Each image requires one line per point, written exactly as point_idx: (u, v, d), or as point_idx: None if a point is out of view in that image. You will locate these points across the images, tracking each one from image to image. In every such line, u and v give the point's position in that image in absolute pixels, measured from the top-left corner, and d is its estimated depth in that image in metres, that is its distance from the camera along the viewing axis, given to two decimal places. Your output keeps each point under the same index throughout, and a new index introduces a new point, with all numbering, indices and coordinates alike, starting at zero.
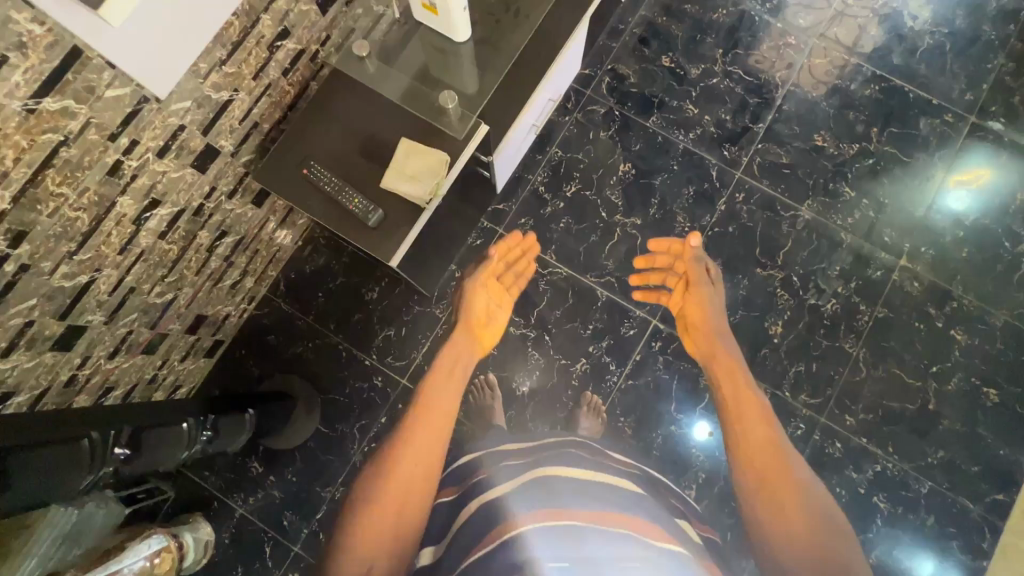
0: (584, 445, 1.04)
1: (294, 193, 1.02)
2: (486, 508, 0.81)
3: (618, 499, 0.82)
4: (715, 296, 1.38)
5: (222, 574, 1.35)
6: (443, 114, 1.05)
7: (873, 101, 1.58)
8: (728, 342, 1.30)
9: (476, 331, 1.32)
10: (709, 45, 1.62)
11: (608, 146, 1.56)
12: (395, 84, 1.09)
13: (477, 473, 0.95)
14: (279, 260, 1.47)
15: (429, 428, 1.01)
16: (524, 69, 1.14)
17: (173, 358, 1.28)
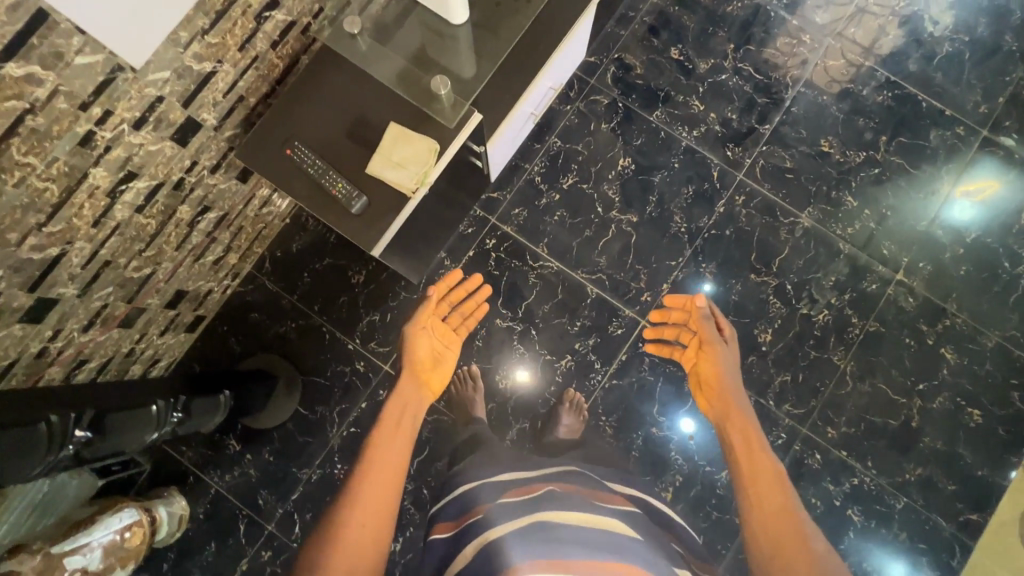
0: (565, 473, 1.00)
1: (276, 174, 0.99)
2: (483, 552, 0.75)
3: (623, 545, 0.77)
4: (728, 355, 1.25)
5: (195, 549, 1.36)
6: (436, 100, 1.00)
7: (885, 108, 1.53)
8: (737, 390, 1.19)
9: (424, 372, 1.20)
10: (720, 39, 1.56)
11: (609, 139, 1.51)
12: (388, 64, 1.04)
13: (469, 511, 0.89)
14: (264, 237, 1.43)
15: (371, 500, 0.87)
16: (525, 55, 1.09)
17: (151, 332, 1.26)
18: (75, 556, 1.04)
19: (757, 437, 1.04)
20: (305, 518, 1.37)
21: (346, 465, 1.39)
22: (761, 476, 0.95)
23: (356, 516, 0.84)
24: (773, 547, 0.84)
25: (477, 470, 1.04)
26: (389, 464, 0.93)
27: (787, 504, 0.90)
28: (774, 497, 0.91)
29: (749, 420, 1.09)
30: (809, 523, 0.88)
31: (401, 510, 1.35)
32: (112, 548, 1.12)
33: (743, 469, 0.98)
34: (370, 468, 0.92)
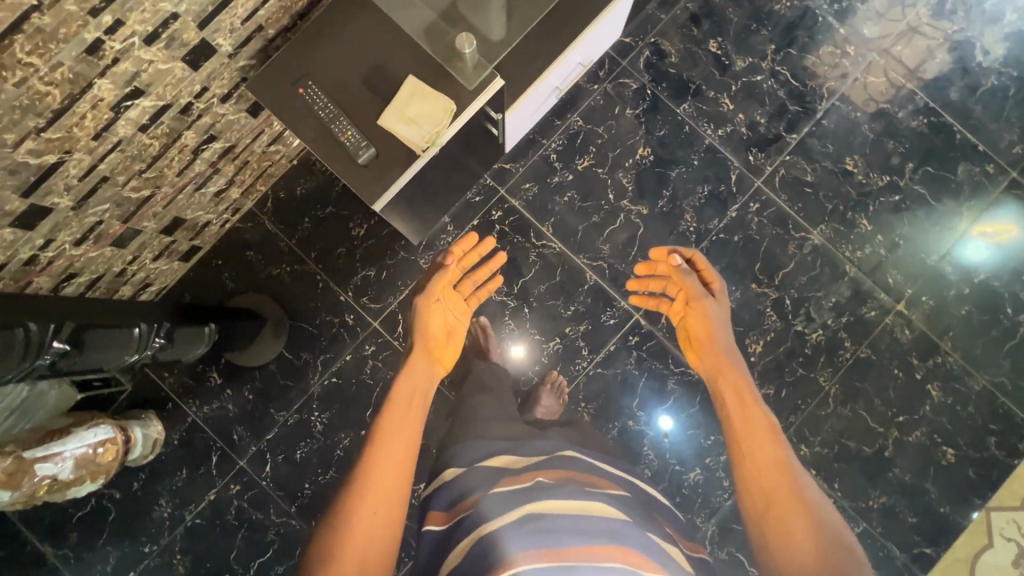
0: (554, 453, 0.96)
1: (286, 112, 0.95)
2: (480, 551, 0.73)
3: (615, 528, 0.75)
4: (720, 308, 1.14)
5: (165, 473, 1.38)
6: (459, 58, 0.96)
7: (918, 135, 1.48)
8: (730, 344, 1.08)
9: (435, 349, 1.12)
10: (762, 37, 1.50)
11: (631, 126, 1.48)
12: (416, 15, 0.99)
13: (462, 502, 0.86)
14: (269, 176, 1.41)
15: (380, 502, 0.77)
16: (556, 24, 1.05)
17: (145, 256, 1.25)
18: (46, 464, 1.08)
19: (751, 391, 0.96)
20: (276, 458, 1.39)
21: (323, 414, 1.40)
22: (753, 430, 0.88)
23: (366, 519, 0.75)
24: (765, 501, 0.80)
25: (462, 446, 0.99)
26: (401, 457, 0.83)
27: (782, 459, 0.83)
28: (764, 452, 0.84)
29: (741, 373, 1.00)
30: (804, 475, 0.82)
31: None
32: (84, 461, 1.13)
33: (736, 423, 0.90)
34: (380, 466, 0.81)
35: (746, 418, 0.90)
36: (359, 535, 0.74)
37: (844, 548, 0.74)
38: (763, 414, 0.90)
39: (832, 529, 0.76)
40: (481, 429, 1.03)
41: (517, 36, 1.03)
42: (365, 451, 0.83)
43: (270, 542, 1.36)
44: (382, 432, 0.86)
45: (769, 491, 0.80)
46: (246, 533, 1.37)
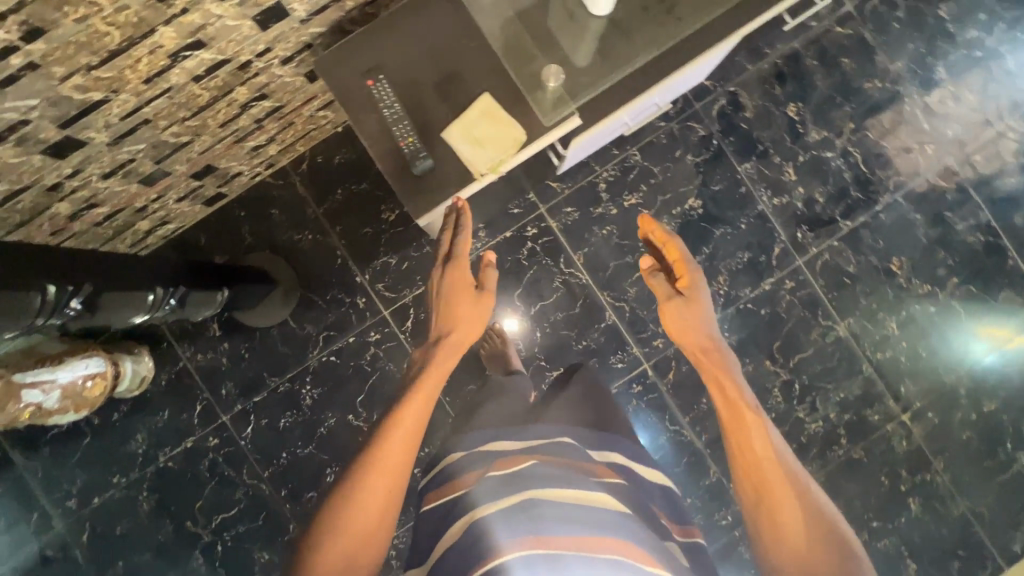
0: (554, 437, 0.87)
1: (352, 105, 0.91)
2: (467, 539, 0.67)
3: (614, 521, 0.70)
4: (696, 292, 0.97)
5: (147, 410, 1.37)
6: (541, 90, 0.91)
7: (970, 251, 1.45)
8: (709, 331, 0.94)
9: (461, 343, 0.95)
10: (843, 113, 1.44)
11: (688, 172, 1.42)
12: (505, 28, 0.93)
13: (451, 483, 0.79)
14: (311, 138, 1.35)
15: (382, 484, 0.72)
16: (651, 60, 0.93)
17: (169, 197, 1.21)
18: (34, 390, 1.08)
19: (735, 381, 0.86)
20: (259, 422, 1.38)
21: (315, 389, 1.39)
22: (740, 423, 0.80)
23: (368, 502, 0.71)
24: (758, 495, 0.74)
25: (467, 434, 0.91)
26: (410, 438, 0.76)
27: (771, 447, 0.77)
28: (756, 441, 0.78)
29: (725, 360, 0.90)
30: (794, 466, 0.76)
31: (352, 449, 1.38)
32: (70, 392, 1.13)
33: (723, 415, 0.83)
34: (388, 444, 0.75)
35: (734, 406, 0.82)
36: (359, 517, 0.70)
37: (838, 539, 0.69)
38: (748, 406, 0.82)
39: (827, 519, 0.71)
40: (483, 420, 0.96)
41: (605, 71, 0.93)
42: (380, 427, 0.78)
43: (237, 501, 1.37)
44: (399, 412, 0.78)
45: (767, 486, 0.74)
46: (215, 486, 1.37)
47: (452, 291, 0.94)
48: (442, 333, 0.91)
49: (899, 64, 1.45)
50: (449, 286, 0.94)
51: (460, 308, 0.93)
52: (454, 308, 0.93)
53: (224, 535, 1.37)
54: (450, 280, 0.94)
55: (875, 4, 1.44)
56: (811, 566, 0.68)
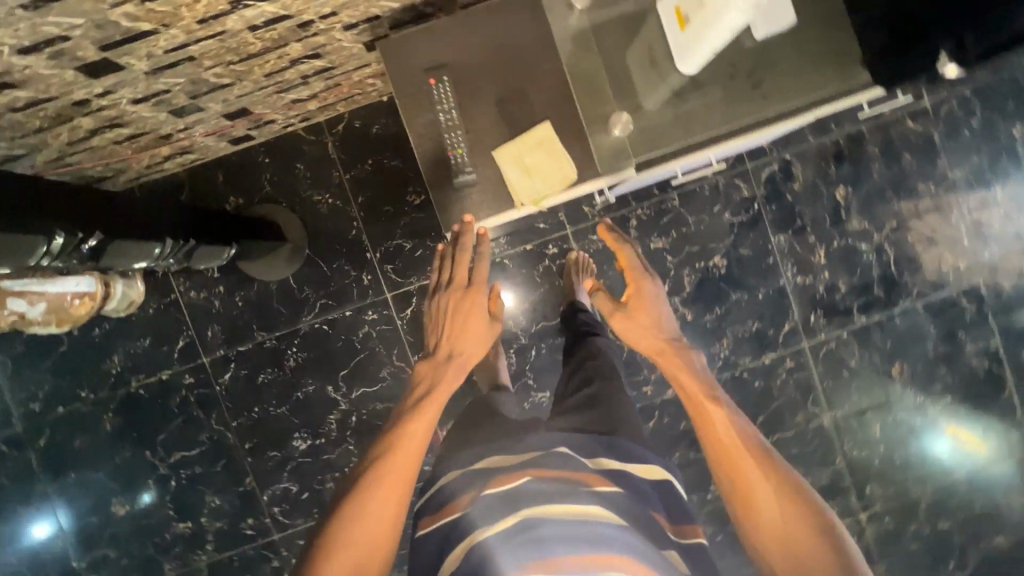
0: (549, 447, 0.79)
1: (407, 100, 0.86)
2: (470, 569, 0.62)
3: (622, 541, 0.63)
4: (641, 300, 1.10)
5: (128, 333, 1.35)
6: (605, 136, 0.88)
7: (971, 374, 1.45)
8: (661, 334, 1.04)
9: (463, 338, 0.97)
10: (890, 209, 1.41)
11: (721, 230, 1.39)
12: (581, 57, 0.89)
13: (448, 505, 0.74)
14: (353, 102, 1.30)
15: (388, 497, 0.73)
16: (722, 119, 0.88)
17: (195, 130, 1.15)
18: (19, 300, 1.05)
19: (694, 377, 0.92)
20: (239, 372, 1.37)
21: (301, 352, 1.37)
22: (701, 414, 0.84)
23: (372, 519, 0.71)
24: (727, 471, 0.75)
25: (461, 455, 0.86)
26: (416, 451, 0.79)
27: (734, 429, 0.79)
28: (721, 425, 0.80)
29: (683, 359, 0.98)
30: (759, 445, 0.77)
31: (325, 419, 1.38)
32: (56, 306, 1.11)
33: (688, 409, 0.87)
34: (392, 458, 0.77)
35: (696, 398, 0.87)
36: (364, 533, 0.70)
37: (811, 507, 0.69)
38: (708, 398, 0.86)
39: (795, 490, 0.70)
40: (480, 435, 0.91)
41: (670, 122, 0.89)
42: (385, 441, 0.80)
43: (200, 443, 1.38)
44: (402, 430, 0.81)
45: (732, 462, 0.75)
46: (181, 423, 1.37)
47: (463, 312, 0.98)
48: (449, 352, 0.94)
49: (958, 173, 1.42)
50: (460, 307, 0.98)
51: (468, 330, 0.97)
52: (463, 325, 0.97)
53: (180, 472, 1.38)
54: (464, 300, 0.98)
55: (954, 107, 1.40)
56: (784, 541, 0.67)
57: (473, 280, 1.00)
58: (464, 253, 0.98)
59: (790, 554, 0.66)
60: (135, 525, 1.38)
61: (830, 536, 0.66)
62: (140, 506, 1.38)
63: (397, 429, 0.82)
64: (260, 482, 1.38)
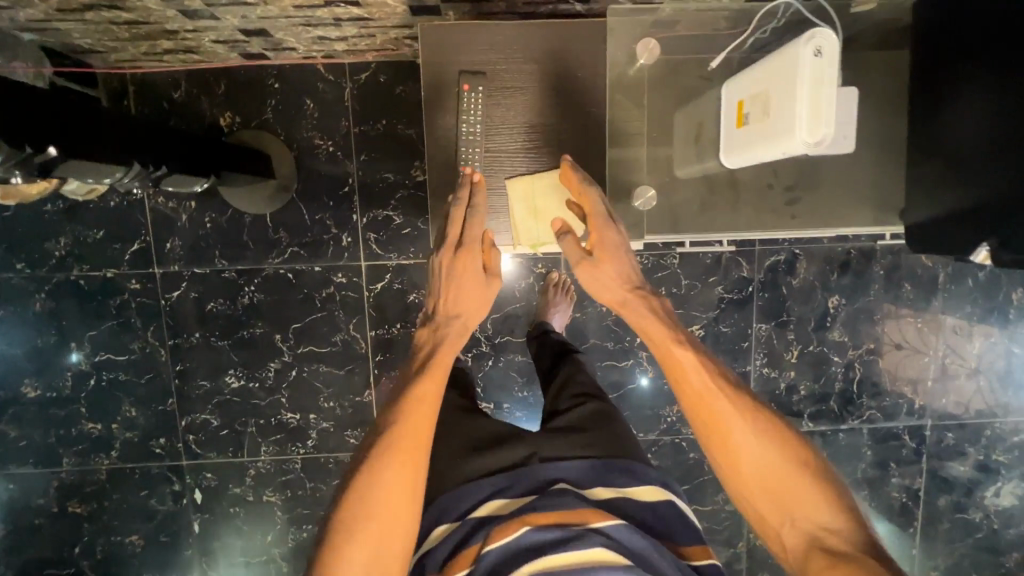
0: (546, 487, 0.73)
1: (436, 103, 0.95)
2: None
3: None
4: (608, 247, 0.86)
5: (84, 219, 1.28)
6: (625, 203, 0.96)
7: (888, 503, 1.48)
8: (628, 281, 0.86)
9: (461, 295, 0.84)
10: (873, 330, 1.41)
11: (709, 301, 1.37)
12: (626, 114, 0.95)
13: (457, 559, 0.69)
14: (384, 54, 1.20)
15: (402, 468, 0.70)
16: (743, 216, 0.95)
17: (206, 35, 1.05)
18: None
19: (663, 322, 0.83)
20: (188, 293, 1.31)
21: (258, 293, 1.32)
22: (671, 363, 0.80)
23: (389, 496, 0.69)
24: (706, 431, 0.76)
25: (455, 487, 0.76)
26: (428, 420, 0.73)
27: (710, 381, 0.77)
28: (695, 377, 0.77)
29: (656, 307, 0.84)
30: (729, 384, 0.78)
31: (264, 365, 1.34)
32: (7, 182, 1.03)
33: (657, 358, 0.81)
34: (404, 427, 0.72)
35: (667, 350, 0.80)
36: (385, 516, 0.68)
37: (783, 439, 0.74)
38: (676, 341, 0.80)
39: (766, 421, 0.75)
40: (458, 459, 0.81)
41: (696, 201, 0.95)
42: (394, 405, 0.74)
43: (130, 350, 1.33)
44: (411, 396, 0.74)
45: (711, 421, 0.75)
46: (115, 325, 1.32)
47: (458, 274, 0.85)
48: (445, 315, 0.84)
49: (948, 316, 1.42)
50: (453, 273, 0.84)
51: (458, 290, 0.84)
52: (452, 287, 0.84)
53: (102, 374, 1.33)
54: (455, 263, 0.85)
55: None
56: (766, 484, 0.73)
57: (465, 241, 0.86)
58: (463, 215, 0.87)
59: (772, 489, 0.73)
60: (42, 411, 1.34)
61: (806, 456, 0.74)
62: (51, 395, 1.34)
63: (406, 394, 0.75)
64: (182, 406, 1.35)
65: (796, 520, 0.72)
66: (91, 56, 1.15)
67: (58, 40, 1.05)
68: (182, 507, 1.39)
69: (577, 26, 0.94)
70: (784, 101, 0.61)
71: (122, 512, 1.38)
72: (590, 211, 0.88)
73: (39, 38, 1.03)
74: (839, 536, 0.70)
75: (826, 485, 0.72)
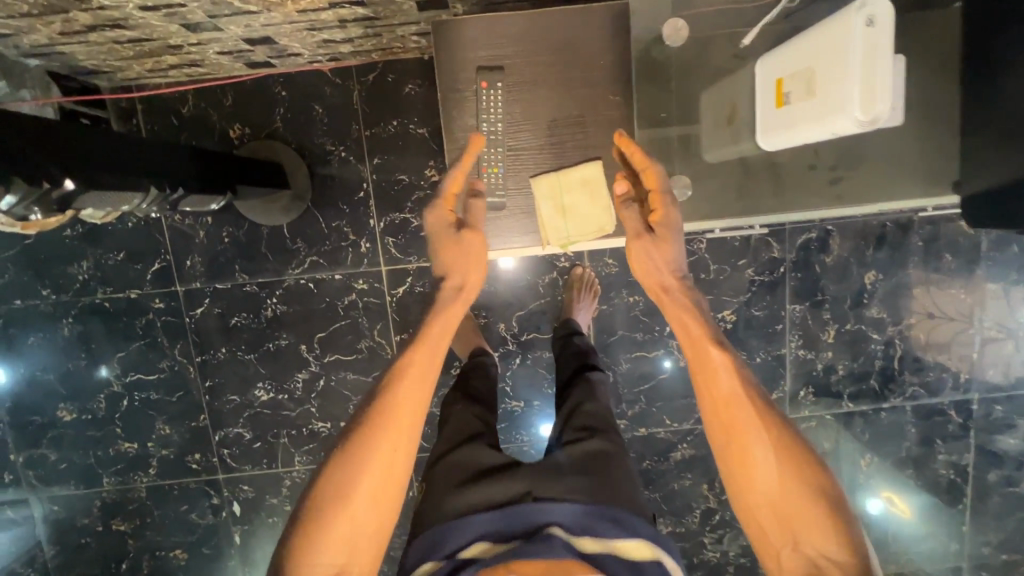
0: (535, 533, 0.70)
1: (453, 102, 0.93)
2: None
3: None
4: (671, 224, 0.82)
5: (104, 242, 1.28)
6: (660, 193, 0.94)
7: (934, 480, 1.44)
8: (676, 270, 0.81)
9: (460, 262, 0.80)
10: (913, 305, 1.36)
11: (739, 286, 1.33)
12: (654, 97, 0.94)
13: None
14: (390, 53, 1.17)
15: (387, 451, 0.68)
16: (786, 198, 0.91)
17: (210, 47, 1.02)
18: None
19: (701, 318, 0.76)
20: (212, 309, 1.31)
21: (280, 305, 1.31)
22: (703, 363, 0.74)
23: (372, 477, 0.67)
24: (726, 439, 0.72)
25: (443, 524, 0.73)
26: (422, 402, 0.71)
27: (739, 387, 0.72)
28: (725, 382, 0.72)
29: (691, 302, 0.78)
30: (759, 394, 0.73)
31: (291, 377, 1.34)
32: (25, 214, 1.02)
33: (687, 355, 0.76)
34: (393, 411, 0.69)
35: (698, 348, 0.75)
36: (368, 500, 0.67)
37: (804, 465, 0.70)
38: (711, 340, 0.75)
39: (790, 441, 0.70)
40: (452, 486, 0.78)
41: (735, 183, 0.92)
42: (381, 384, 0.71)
43: (159, 369, 1.34)
44: (399, 377, 0.70)
45: (734, 430, 0.71)
46: (142, 346, 1.32)
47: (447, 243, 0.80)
48: (453, 288, 0.78)
49: (993, 286, 1.35)
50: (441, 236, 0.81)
51: (456, 253, 0.80)
52: (448, 255, 0.80)
53: (133, 394, 1.34)
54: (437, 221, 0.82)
55: None
56: (776, 505, 0.69)
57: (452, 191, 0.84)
58: (456, 174, 0.83)
59: (782, 513, 0.69)
60: (79, 434, 1.36)
61: (825, 482, 0.70)
62: (86, 417, 1.35)
63: (393, 375, 0.71)
64: (214, 421, 1.36)
65: (799, 545, 0.69)
66: (97, 77, 1.13)
67: (62, 64, 1.04)
68: (222, 520, 1.40)
69: (593, 11, 0.91)
70: (829, 76, 0.58)
71: (164, 527, 1.40)
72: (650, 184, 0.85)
73: (44, 63, 1.02)
74: (840, 567, 0.67)
75: (840, 517, 0.68)
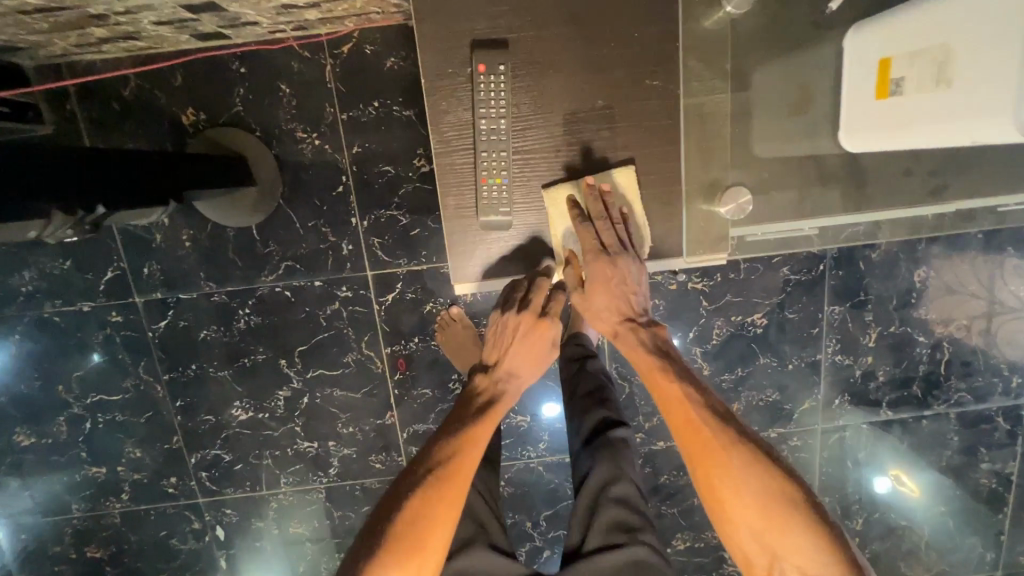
0: None
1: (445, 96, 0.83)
2: None
3: None
4: (601, 280, 0.84)
5: (48, 249, 1.11)
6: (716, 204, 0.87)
7: (977, 491, 1.32)
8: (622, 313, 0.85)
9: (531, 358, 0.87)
10: (967, 304, 1.20)
11: (772, 285, 1.19)
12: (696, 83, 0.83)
13: None
14: (368, 19, 0.98)
15: (444, 502, 0.71)
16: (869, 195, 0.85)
17: (143, 16, 0.83)
18: None
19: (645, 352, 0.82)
20: (177, 322, 1.16)
21: (254, 317, 1.16)
22: (658, 390, 0.78)
23: (425, 527, 0.69)
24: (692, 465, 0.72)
25: None
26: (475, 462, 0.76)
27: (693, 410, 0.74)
28: (677, 406, 0.75)
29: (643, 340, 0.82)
30: (716, 414, 0.73)
31: (272, 395, 1.20)
32: None
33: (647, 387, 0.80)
34: (454, 467, 0.73)
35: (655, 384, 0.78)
36: (419, 562, 0.67)
37: (773, 480, 0.67)
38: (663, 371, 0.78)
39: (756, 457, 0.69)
40: None
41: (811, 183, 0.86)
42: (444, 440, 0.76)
43: (123, 389, 1.20)
44: (465, 436, 0.77)
45: (695, 454, 0.72)
46: (102, 363, 1.18)
47: (528, 340, 0.87)
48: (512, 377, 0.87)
49: None
50: (526, 333, 0.86)
51: (528, 348, 0.87)
52: (523, 350, 0.87)
53: (97, 416, 1.21)
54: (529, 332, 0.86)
55: None
56: (754, 530, 0.67)
57: (546, 309, 0.87)
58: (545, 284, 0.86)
59: (763, 537, 0.66)
60: (41, 459, 1.23)
61: (797, 495, 0.67)
62: (47, 442, 1.22)
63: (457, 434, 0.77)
64: (190, 443, 1.23)
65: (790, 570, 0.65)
66: (16, 55, 0.94)
67: None
68: (205, 545, 1.30)
69: None
70: (995, 63, 0.57)
71: (143, 554, 1.30)
72: (582, 244, 0.84)
73: None
74: None
75: (823, 533, 0.65)
